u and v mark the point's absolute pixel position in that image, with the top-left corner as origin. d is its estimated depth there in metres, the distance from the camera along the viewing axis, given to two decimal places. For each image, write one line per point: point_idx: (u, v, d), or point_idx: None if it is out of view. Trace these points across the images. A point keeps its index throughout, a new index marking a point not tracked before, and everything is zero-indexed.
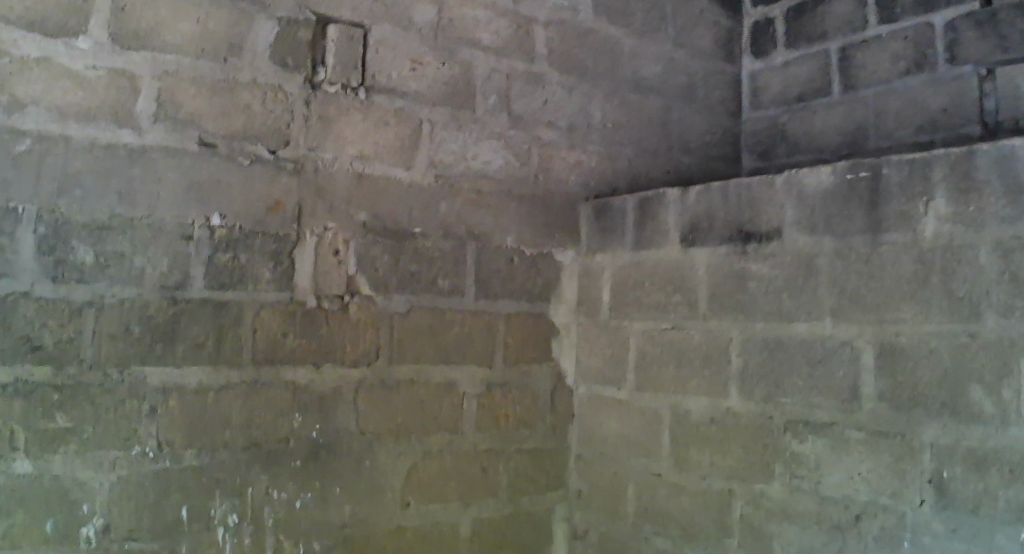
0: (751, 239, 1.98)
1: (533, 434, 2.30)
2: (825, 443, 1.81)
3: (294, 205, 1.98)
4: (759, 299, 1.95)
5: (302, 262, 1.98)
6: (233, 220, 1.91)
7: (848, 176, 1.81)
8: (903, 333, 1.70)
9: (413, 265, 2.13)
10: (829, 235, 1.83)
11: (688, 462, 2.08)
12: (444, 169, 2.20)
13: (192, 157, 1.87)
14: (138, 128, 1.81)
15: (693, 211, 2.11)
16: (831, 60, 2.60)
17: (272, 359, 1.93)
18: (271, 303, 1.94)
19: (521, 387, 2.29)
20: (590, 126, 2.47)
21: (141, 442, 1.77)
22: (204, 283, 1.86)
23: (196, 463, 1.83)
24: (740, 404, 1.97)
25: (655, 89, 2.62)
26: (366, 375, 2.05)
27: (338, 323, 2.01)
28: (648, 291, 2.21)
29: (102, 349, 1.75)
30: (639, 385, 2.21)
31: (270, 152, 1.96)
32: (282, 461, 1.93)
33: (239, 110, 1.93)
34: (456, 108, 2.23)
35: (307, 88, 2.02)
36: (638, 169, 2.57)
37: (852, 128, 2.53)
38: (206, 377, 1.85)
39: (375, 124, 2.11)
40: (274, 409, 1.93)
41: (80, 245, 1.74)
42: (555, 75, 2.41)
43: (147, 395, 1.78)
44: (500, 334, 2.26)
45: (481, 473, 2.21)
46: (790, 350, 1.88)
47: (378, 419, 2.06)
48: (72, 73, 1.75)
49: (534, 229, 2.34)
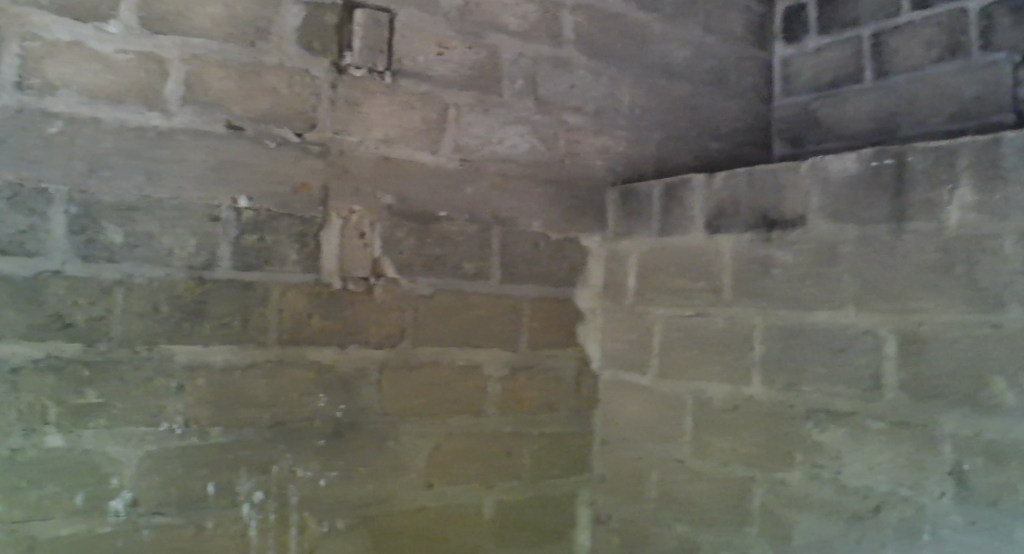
0: (775, 226, 1.96)
1: (556, 418, 2.32)
2: (845, 433, 1.79)
3: (320, 187, 2.01)
4: (782, 286, 1.93)
5: (327, 243, 2.01)
6: (260, 201, 1.94)
7: (873, 162, 1.78)
8: (926, 322, 1.68)
9: (437, 248, 2.15)
10: (853, 222, 1.81)
11: (710, 449, 2.07)
12: (470, 153, 2.21)
13: (219, 140, 1.90)
14: (166, 111, 1.85)
15: (718, 197, 2.09)
16: (863, 46, 2.55)
17: (297, 339, 1.96)
18: (297, 284, 1.97)
19: (544, 371, 2.30)
20: (617, 111, 2.46)
21: (168, 419, 1.82)
22: (231, 263, 1.90)
23: (221, 440, 1.87)
24: (762, 392, 1.96)
25: (684, 73, 2.60)
26: (390, 357, 2.07)
27: (362, 305, 2.04)
28: (672, 277, 2.20)
29: (130, 327, 1.79)
30: (662, 371, 2.21)
31: (296, 135, 1.99)
32: (306, 439, 1.97)
33: (267, 94, 1.96)
34: (482, 92, 2.24)
35: (334, 72, 2.03)
36: (666, 154, 2.55)
37: (883, 115, 2.48)
38: (233, 355, 1.89)
39: (401, 108, 2.12)
40: (298, 388, 1.96)
41: (110, 226, 1.78)
42: (582, 59, 2.40)
43: (174, 372, 1.83)
44: (525, 318, 2.27)
45: (504, 455, 2.23)
46: (812, 338, 1.87)
47: (401, 400, 2.08)
48: (103, 57, 1.79)
49: (559, 213, 2.34)
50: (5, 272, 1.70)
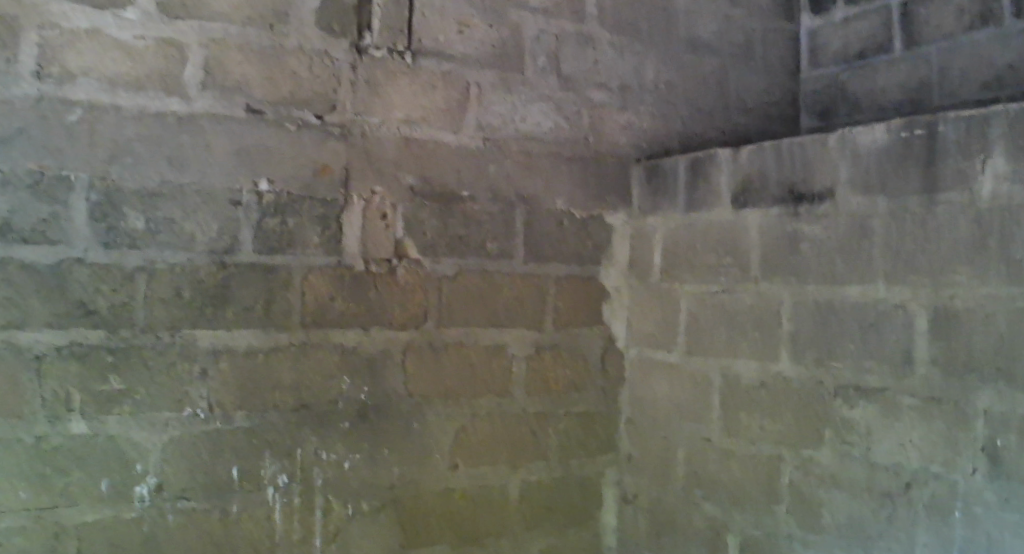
0: (803, 201, 1.92)
1: (583, 399, 2.30)
2: (876, 410, 1.76)
3: (341, 169, 2.00)
4: (811, 262, 1.90)
5: (350, 226, 2.00)
6: (281, 185, 1.93)
7: (903, 133, 1.73)
8: (958, 296, 1.64)
9: (461, 228, 2.13)
10: (883, 194, 1.76)
11: (738, 428, 2.05)
12: (492, 132, 2.19)
13: (239, 124, 1.89)
14: (186, 96, 1.84)
15: (746, 172, 2.05)
16: (892, 16, 2.47)
17: (321, 322, 1.97)
18: (320, 267, 1.97)
19: (569, 351, 2.28)
20: (642, 86, 2.42)
21: (192, 404, 1.83)
22: (253, 247, 1.90)
23: (246, 425, 1.88)
24: (792, 370, 1.93)
25: (709, 46, 2.54)
26: (414, 339, 2.07)
27: (386, 287, 2.03)
28: (699, 254, 2.17)
29: (154, 313, 1.80)
30: (689, 349, 2.18)
31: (317, 117, 1.98)
32: (332, 422, 1.97)
33: (287, 76, 1.94)
34: (504, 70, 2.20)
35: (354, 54, 2.01)
36: (692, 129, 2.50)
37: (913, 86, 2.41)
38: (257, 339, 1.90)
39: (421, 88, 2.10)
40: (324, 371, 1.97)
41: (132, 212, 1.79)
42: (606, 35, 2.36)
43: (198, 358, 1.84)
44: (550, 298, 2.25)
45: (530, 435, 2.22)
46: (842, 314, 1.83)
47: (425, 382, 2.08)
48: (121, 44, 1.78)
49: (583, 191, 2.31)
50: (31, 261, 1.71)
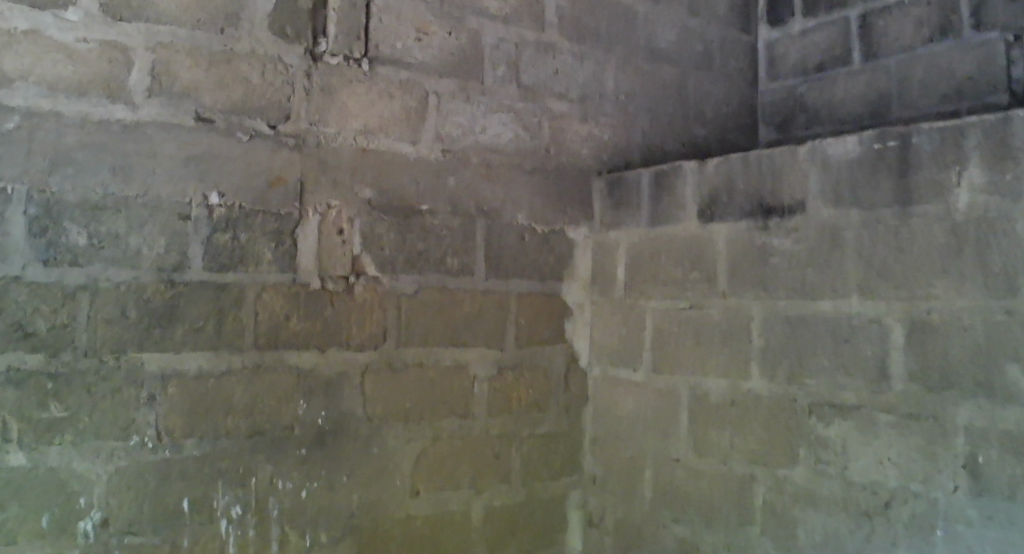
0: (772, 214, 1.89)
1: (547, 417, 2.24)
2: (852, 427, 1.74)
3: (295, 181, 1.90)
4: (781, 275, 1.87)
5: (304, 241, 1.90)
6: (232, 198, 1.82)
7: (875, 144, 1.72)
8: (935, 309, 1.62)
9: (421, 243, 2.05)
10: (856, 206, 1.75)
11: (708, 445, 2.01)
12: (452, 143, 2.12)
13: (189, 133, 1.78)
14: (132, 103, 1.73)
15: (712, 183, 2.02)
16: (851, 28, 2.50)
17: (276, 343, 1.86)
18: (273, 285, 1.86)
19: (533, 368, 2.22)
20: (603, 97, 2.37)
21: (139, 432, 1.71)
22: (202, 264, 1.79)
23: (197, 453, 1.77)
24: (762, 386, 1.90)
25: (670, 57, 2.52)
26: (373, 358, 1.98)
27: (343, 305, 1.94)
28: (664, 268, 2.13)
29: (97, 335, 1.68)
30: (656, 366, 2.14)
31: (270, 127, 1.88)
32: (287, 448, 1.86)
33: (238, 83, 1.84)
34: (463, 79, 2.14)
35: (308, 60, 1.92)
36: (653, 141, 2.47)
37: (874, 97, 2.43)
38: (207, 362, 1.78)
39: (379, 96, 2.01)
40: (277, 395, 1.86)
41: (73, 226, 1.66)
42: (566, 44, 2.31)
43: (145, 382, 1.72)
44: (512, 314, 2.19)
45: (493, 457, 2.14)
46: (814, 328, 1.81)
47: (385, 403, 1.99)
48: (63, 46, 1.67)
49: (546, 204, 2.25)
50: None
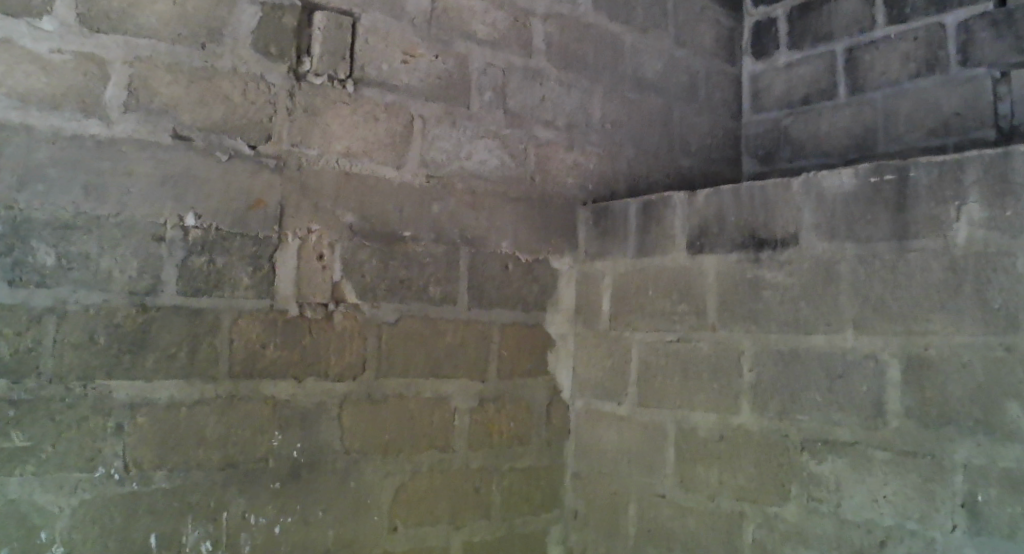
0: (764, 246, 1.87)
1: (528, 451, 2.17)
2: (845, 463, 1.70)
3: (276, 204, 1.83)
4: (773, 308, 1.84)
5: (284, 266, 1.83)
6: (209, 220, 1.75)
7: (872, 178, 1.72)
8: (932, 345, 1.61)
9: (403, 270, 1.99)
10: (851, 241, 1.73)
11: (696, 481, 1.95)
12: (437, 168, 2.07)
13: (166, 151, 1.71)
14: (107, 118, 1.66)
15: (702, 215, 2.00)
16: (837, 62, 2.51)
17: (252, 372, 1.78)
18: (250, 310, 1.79)
19: (515, 400, 2.15)
20: (589, 125, 2.35)
21: (106, 463, 1.62)
22: (177, 287, 1.71)
23: (167, 486, 1.67)
24: (753, 421, 1.86)
25: (655, 88, 2.51)
26: (352, 389, 1.90)
27: (322, 333, 1.87)
28: (651, 299, 2.09)
29: (64, 360, 1.59)
30: (642, 399, 2.09)
31: (251, 147, 1.81)
32: (260, 482, 1.78)
33: (219, 100, 1.78)
34: (450, 104, 2.10)
35: (292, 79, 1.87)
36: (638, 171, 2.45)
37: (860, 131, 2.44)
38: (179, 390, 1.69)
39: (364, 119, 1.96)
40: (252, 426, 1.77)
41: (40, 245, 1.58)
42: (553, 72, 2.29)
43: (113, 410, 1.63)
44: (494, 344, 2.13)
45: (473, 492, 2.07)
46: (806, 362, 1.78)
47: (364, 435, 1.91)
48: (36, 57, 1.60)
49: (530, 232, 2.21)
50: None
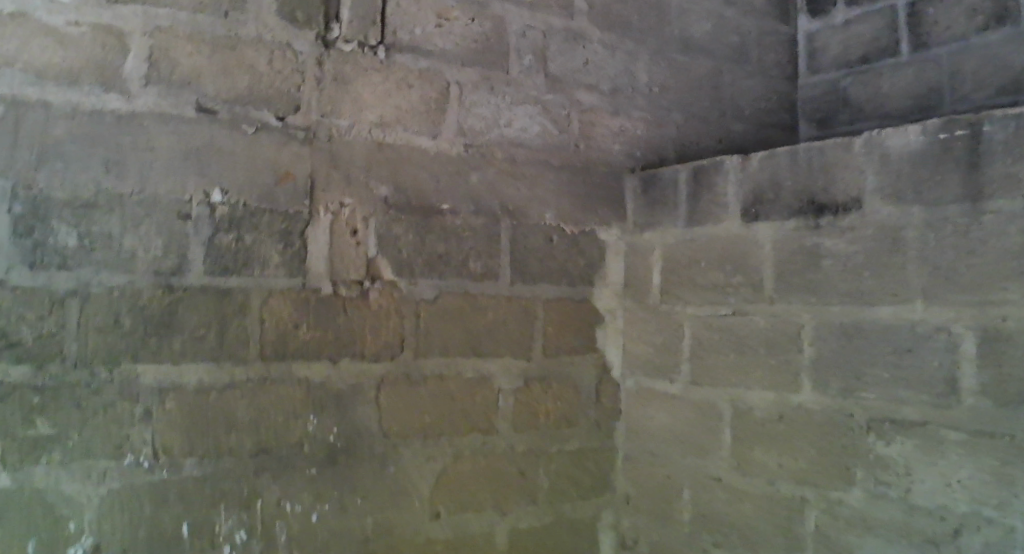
0: (825, 211, 1.73)
1: (575, 433, 2.07)
2: (915, 445, 1.57)
3: (305, 178, 1.75)
4: (834, 279, 1.71)
5: (315, 243, 1.75)
6: (235, 196, 1.67)
7: (941, 134, 1.56)
8: (1011, 316, 1.46)
9: (441, 245, 1.89)
10: (919, 203, 1.58)
11: (752, 464, 1.84)
12: (475, 137, 1.96)
13: (189, 125, 1.64)
14: (126, 92, 1.58)
15: (757, 179, 1.86)
16: (898, 17, 2.34)
17: (284, 354, 1.71)
18: (281, 289, 1.71)
19: (561, 381, 2.06)
20: (635, 89, 2.21)
21: (134, 450, 1.58)
22: (203, 267, 1.64)
23: (197, 473, 1.63)
24: (814, 401, 1.73)
25: (704, 47, 2.36)
26: (389, 370, 1.82)
27: (357, 312, 1.79)
28: (703, 272, 1.96)
29: (88, 345, 1.55)
30: (695, 378, 1.97)
31: (278, 119, 1.73)
32: (295, 468, 1.72)
33: (243, 70, 1.69)
34: (487, 69, 1.98)
35: (320, 46, 1.77)
36: (688, 137, 2.31)
37: (923, 90, 2.27)
38: (208, 374, 1.64)
39: (396, 87, 1.86)
40: (285, 410, 1.71)
41: (61, 226, 1.53)
42: (596, 33, 2.16)
43: (141, 396, 1.59)
44: (539, 322, 2.03)
45: (518, 476, 1.98)
46: (871, 337, 1.64)
47: (402, 418, 1.83)
48: (52, 30, 1.53)
49: (574, 203, 2.09)
50: None
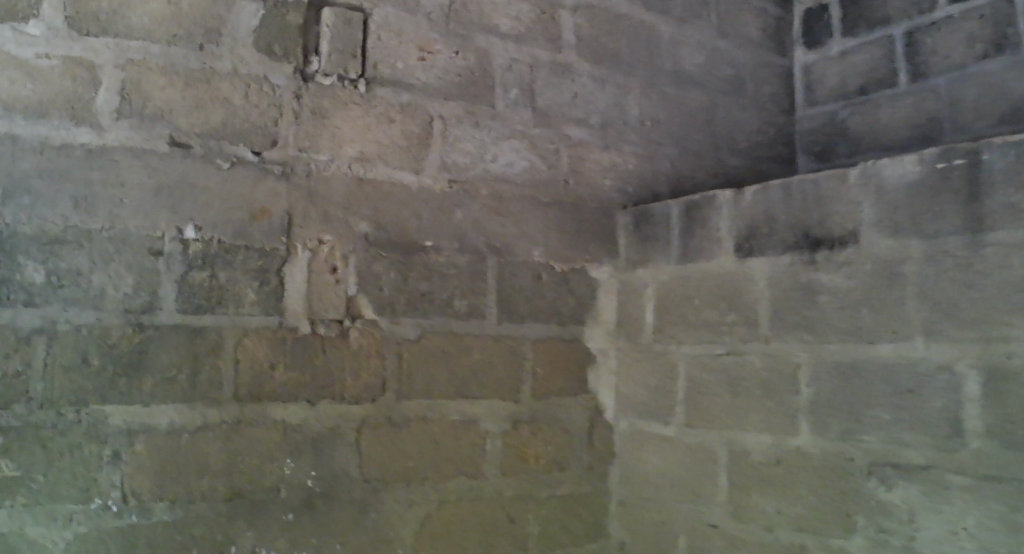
0: (821, 246, 1.66)
1: (567, 478, 1.99)
2: (918, 490, 1.48)
3: (283, 213, 1.71)
4: (831, 315, 1.64)
5: (293, 280, 1.71)
6: (209, 232, 1.64)
7: (939, 164, 1.50)
8: (1016, 353, 1.38)
9: (424, 282, 1.84)
10: (917, 235, 1.52)
11: (749, 510, 1.75)
12: (459, 172, 1.92)
13: (162, 159, 1.61)
14: (97, 125, 1.57)
15: (749, 214, 1.80)
16: (896, 48, 2.30)
17: (259, 395, 1.65)
18: (257, 328, 1.66)
19: (551, 422, 1.98)
20: (626, 123, 2.18)
21: (102, 494, 1.51)
22: (175, 305, 1.60)
23: (168, 518, 1.56)
24: (812, 444, 1.65)
25: (698, 81, 2.33)
26: (369, 413, 1.76)
27: (336, 352, 1.73)
28: (696, 309, 1.90)
29: (54, 384, 1.49)
30: (690, 420, 1.89)
31: (254, 153, 1.70)
32: (271, 515, 1.64)
33: (218, 104, 1.67)
34: (471, 102, 1.95)
35: (298, 80, 1.75)
36: (682, 172, 2.26)
37: (923, 121, 2.22)
38: (179, 416, 1.58)
39: (378, 121, 1.83)
40: (260, 453, 1.64)
41: (27, 261, 1.49)
42: (585, 66, 2.13)
43: (109, 437, 1.53)
44: (528, 362, 1.96)
45: (508, 522, 1.90)
46: (870, 377, 1.57)
47: (384, 462, 1.76)
48: (21, 63, 1.52)
49: (564, 240, 2.04)
50: None
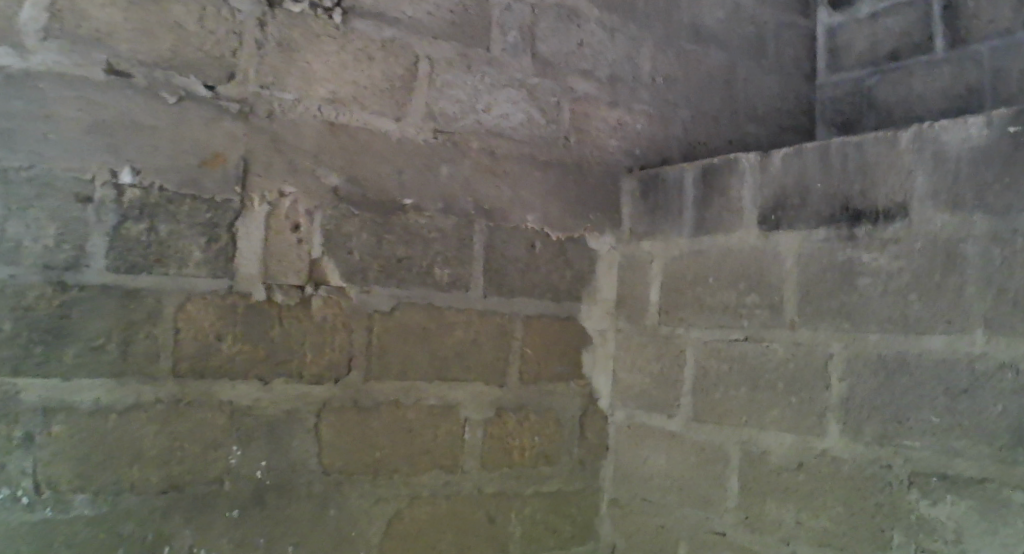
0: (862, 221, 1.44)
1: (555, 473, 1.77)
2: (970, 508, 1.27)
3: (238, 160, 1.47)
4: (871, 302, 1.42)
5: (248, 239, 1.47)
6: (150, 178, 1.40)
7: (1011, 128, 1.28)
8: None
9: (402, 247, 1.61)
10: (982, 211, 1.30)
11: (763, 520, 1.54)
12: (447, 123, 1.68)
13: (97, 90, 1.37)
14: (20, 47, 1.32)
15: (778, 182, 1.57)
16: (933, 10, 2.06)
17: (203, 371, 1.42)
18: (203, 292, 1.42)
19: (541, 411, 1.76)
20: (637, 79, 1.93)
21: (11, 483, 1.29)
22: (106, 262, 1.36)
23: (90, 513, 1.33)
24: (842, 448, 1.43)
25: (718, 37, 2.09)
26: (332, 395, 1.53)
27: (296, 324, 1.50)
28: (710, 290, 1.68)
29: None
30: (699, 414, 1.67)
31: (207, 88, 1.45)
32: (214, 509, 1.42)
33: (167, 29, 1.42)
34: (464, 44, 1.70)
35: (263, 5, 1.50)
36: (696, 136, 2.02)
37: (962, 92, 1.99)
38: (108, 393, 1.35)
39: (354, 59, 1.58)
40: (204, 438, 1.41)
41: None
42: (594, 11, 1.88)
43: (21, 417, 1.29)
44: (516, 342, 1.73)
45: (487, 522, 1.68)
46: (917, 374, 1.35)
47: (349, 451, 1.54)
48: None
49: (563, 206, 1.81)
50: None
